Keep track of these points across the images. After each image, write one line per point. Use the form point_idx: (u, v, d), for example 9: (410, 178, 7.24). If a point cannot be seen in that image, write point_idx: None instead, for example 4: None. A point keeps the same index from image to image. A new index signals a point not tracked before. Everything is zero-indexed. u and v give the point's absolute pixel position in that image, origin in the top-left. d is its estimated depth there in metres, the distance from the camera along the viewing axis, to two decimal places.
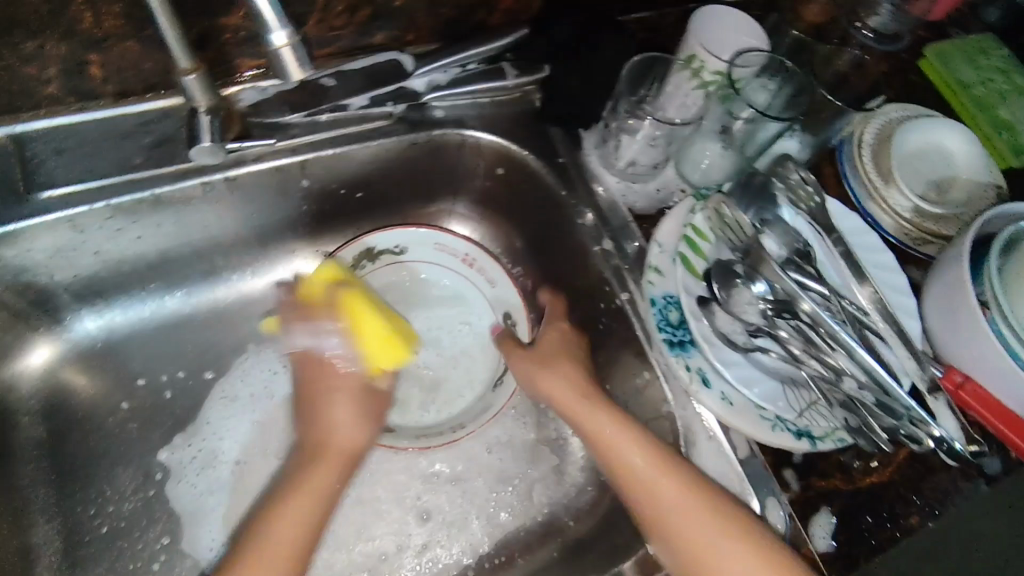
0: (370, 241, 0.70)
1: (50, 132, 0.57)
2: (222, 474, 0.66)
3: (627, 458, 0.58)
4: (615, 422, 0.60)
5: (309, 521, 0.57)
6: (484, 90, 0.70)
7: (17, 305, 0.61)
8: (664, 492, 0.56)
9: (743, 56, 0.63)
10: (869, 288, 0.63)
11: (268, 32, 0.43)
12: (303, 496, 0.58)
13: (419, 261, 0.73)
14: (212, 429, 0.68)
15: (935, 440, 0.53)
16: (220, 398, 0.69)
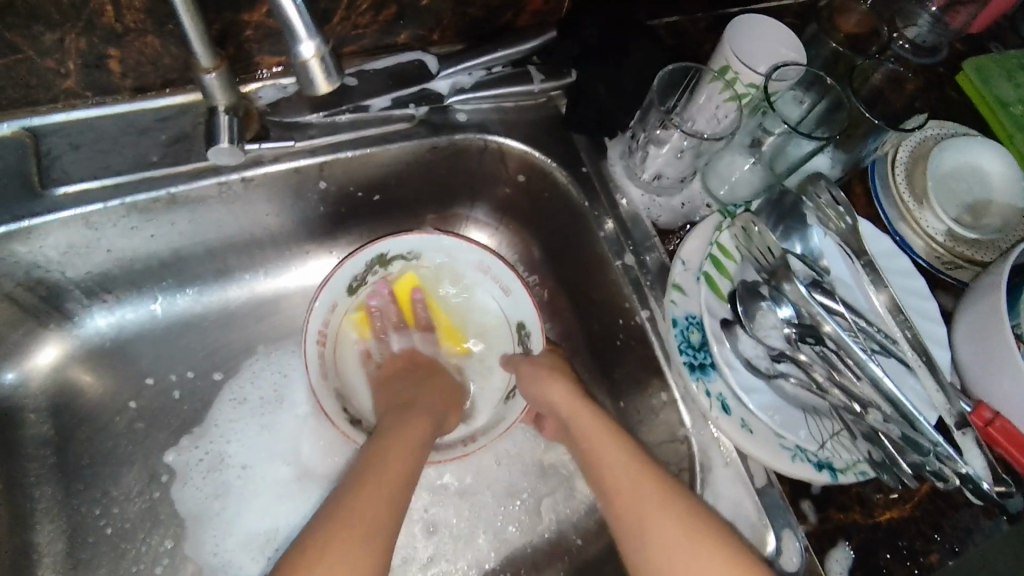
0: (383, 247, 0.66)
1: (67, 126, 0.57)
2: (228, 477, 0.67)
3: (619, 483, 0.56)
4: (616, 445, 0.58)
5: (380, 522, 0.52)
6: (508, 95, 0.68)
7: (29, 300, 0.60)
8: (650, 521, 0.53)
9: (782, 70, 0.60)
10: (887, 295, 0.60)
11: (296, 43, 0.41)
12: (376, 489, 0.54)
13: (434, 266, 0.70)
14: (220, 432, 0.68)
15: (962, 478, 0.50)
16: (228, 400, 0.69)
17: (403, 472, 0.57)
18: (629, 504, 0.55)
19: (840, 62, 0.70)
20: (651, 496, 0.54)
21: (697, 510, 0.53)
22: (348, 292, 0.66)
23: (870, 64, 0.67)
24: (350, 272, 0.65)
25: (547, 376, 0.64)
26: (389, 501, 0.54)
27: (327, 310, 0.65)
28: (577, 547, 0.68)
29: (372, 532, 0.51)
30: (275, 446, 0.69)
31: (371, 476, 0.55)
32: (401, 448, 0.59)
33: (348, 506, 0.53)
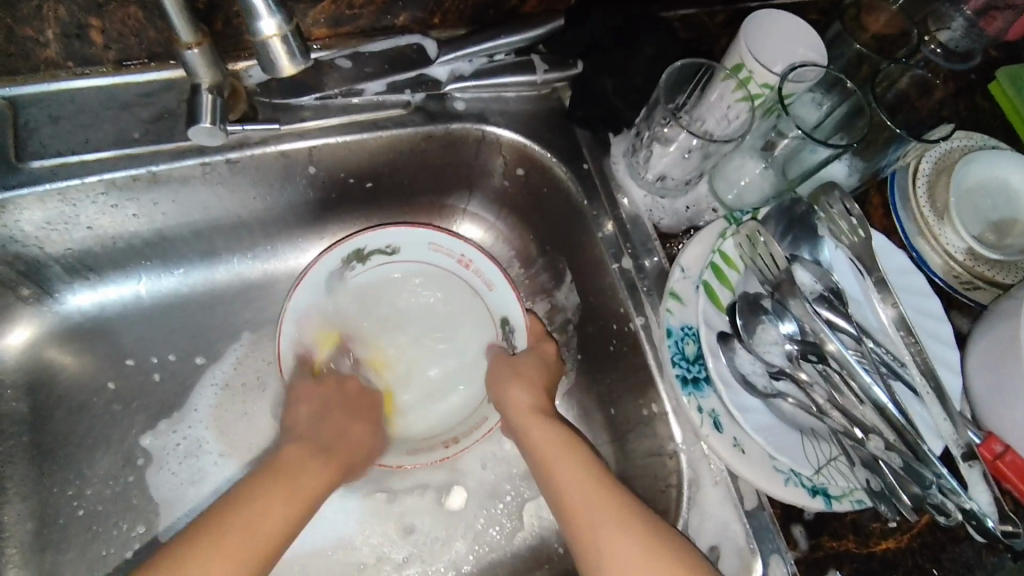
0: (360, 242, 0.63)
1: (49, 98, 0.55)
2: (204, 464, 0.66)
3: (579, 502, 0.54)
4: (577, 463, 0.56)
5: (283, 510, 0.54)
6: (509, 85, 0.65)
7: (6, 274, 0.59)
8: (607, 543, 0.51)
9: (799, 71, 0.56)
10: (894, 309, 0.57)
11: (256, 21, 0.43)
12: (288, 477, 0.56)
13: (414, 262, 0.67)
14: (200, 417, 0.67)
15: (964, 513, 0.47)
16: (211, 384, 0.68)
17: (304, 487, 0.56)
18: (584, 525, 0.53)
19: (864, 64, 0.65)
20: (607, 510, 0.52)
21: (655, 534, 0.50)
22: (327, 286, 0.64)
23: (899, 67, 0.62)
24: (327, 266, 0.63)
25: (525, 379, 0.63)
26: (279, 511, 0.53)
27: (303, 303, 0.62)
28: (559, 556, 0.66)
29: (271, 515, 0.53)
30: (254, 436, 0.67)
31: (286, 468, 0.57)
32: (307, 465, 0.58)
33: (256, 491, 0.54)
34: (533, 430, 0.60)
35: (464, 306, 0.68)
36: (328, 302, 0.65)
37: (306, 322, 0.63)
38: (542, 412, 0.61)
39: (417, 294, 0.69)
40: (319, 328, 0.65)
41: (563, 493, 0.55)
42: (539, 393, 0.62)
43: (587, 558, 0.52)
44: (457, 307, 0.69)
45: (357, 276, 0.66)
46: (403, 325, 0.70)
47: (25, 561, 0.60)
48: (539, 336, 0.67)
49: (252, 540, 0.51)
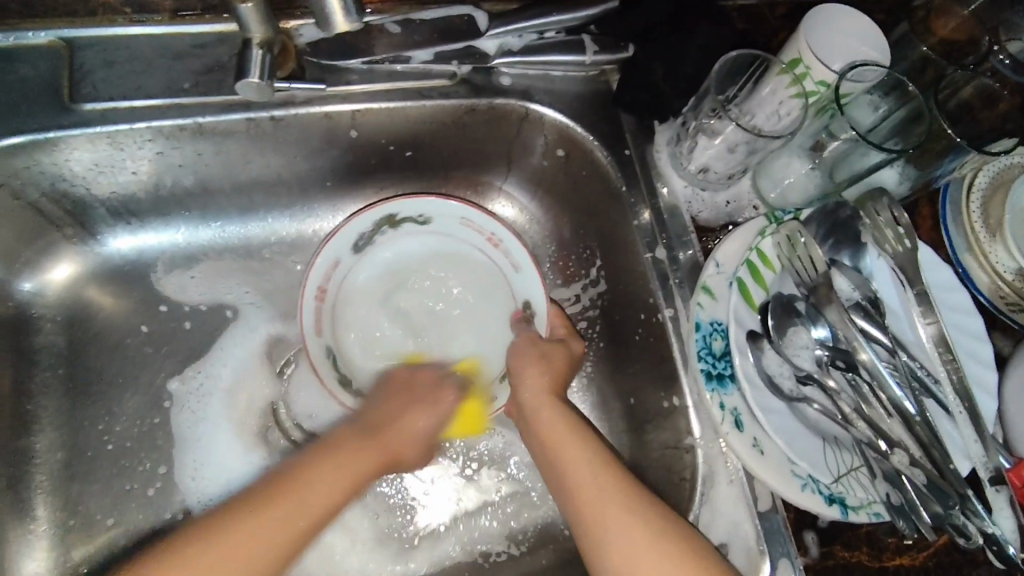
0: (394, 207, 0.64)
1: (104, 42, 0.56)
2: (221, 401, 0.67)
3: (587, 489, 0.53)
4: (581, 449, 0.55)
5: (340, 488, 0.54)
6: (557, 63, 0.64)
7: (54, 212, 0.61)
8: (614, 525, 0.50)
9: (858, 70, 0.54)
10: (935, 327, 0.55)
11: None
12: (352, 457, 0.56)
13: (442, 234, 0.67)
14: (223, 355, 0.69)
15: (985, 537, 0.46)
16: (240, 326, 0.70)
17: (309, 515, 0.52)
18: (590, 515, 0.52)
19: (929, 69, 0.63)
20: (612, 498, 0.52)
21: (660, 522, 0.50)
22: (354, 253, 0.64)
23: (964, 74, 0.60)
24: (357, 230, 0.63)
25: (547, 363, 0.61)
26: (298, 524, 0.51)
27: (331, 266, 0.63)
28: (565, 537, 0.66)
29: (331, 492, 0.53)
30: (273, 381, 0.68)
31: (359, 444, 0.57)
32: (370, 449, 0.57)
33: (323, 462, 0.55)
34: (540, 415, 0.59)
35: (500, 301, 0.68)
36: (359, 271, 0.66)
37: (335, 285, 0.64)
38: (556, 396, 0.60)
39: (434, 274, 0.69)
40: (344, 288, 0.65)
41: (569, 477, 0.54)
42: (554, 377, 0.61)
43: (594, 549, 0.51)
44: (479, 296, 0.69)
45: (383, 253, 0.67)
46: (425, 319, 0.69)
47: (51, 489, 0.62)
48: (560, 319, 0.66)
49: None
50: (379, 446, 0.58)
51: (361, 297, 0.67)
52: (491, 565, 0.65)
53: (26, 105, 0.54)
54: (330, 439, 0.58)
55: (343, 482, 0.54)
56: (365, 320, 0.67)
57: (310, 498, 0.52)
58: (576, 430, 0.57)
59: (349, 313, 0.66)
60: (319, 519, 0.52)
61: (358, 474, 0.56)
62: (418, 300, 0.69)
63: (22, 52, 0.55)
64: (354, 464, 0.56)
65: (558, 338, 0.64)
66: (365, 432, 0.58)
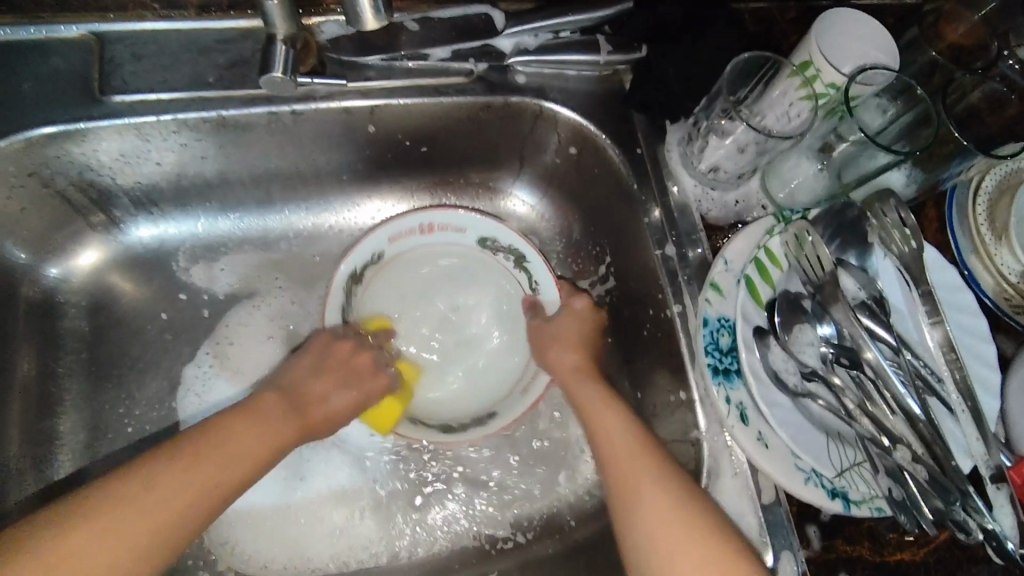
0: (460, 216, 0.66)
1: (133, 37, 0.58)
2: (226, 381, 0.69)
3: (621, 452, 0.55)
4: (617, 420, 0.58)
5: (252, 451, 0.54)
6: (572, 63, 0.65)
7: (80, 200, 0.63)
8: (644, 485, 0.53)
9: (869, 74, 0.55)
10: (943, 333, 0.55)
11: None
12: (261, 420, 0.56)
13: (500, 268, 0.69)
14: (228, 334, 0.70)
15: (985, 533, 0.47)
16: (247, 304, 0.71)
17: (223, 481, 0.51)
18: (626, 479, 0.54)
19: (937, 74, 0.64)
20: (644, 463, 0.54)
21: (687, 487, 0.52)
22: (381, 253, 0.66)
23: (972, 78, 0.61)
24: (428, 219, 0.66)
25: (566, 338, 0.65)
26: (204, 484, 0.50)
27: (366, 259, 0.65)
28: (570, 528, 0.67)
29: (240, 454, 0.53)
30: (276, 360, 0.70)
31: (267, 409, 0.57)
32: (283, 417, 0.58)
33: (230, 423, 0.54)
34: (570, 385, 0.62)
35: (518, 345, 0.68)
36: (386, 268, 0.67)
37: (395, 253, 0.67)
38: (580, 371, 0.63)
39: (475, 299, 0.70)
40: (399, 259, 0.68)
41: (601, 442, 0.57)
42: (581, 351, 0.64)
43: (623, 513, 0.53)
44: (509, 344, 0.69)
45: (417, 251, 0.68)
46: (439, 334, 0.69)
47: (74, 469, 0.64)
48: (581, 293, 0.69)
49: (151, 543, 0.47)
50: (293, 413, 0.59)
51: (386, 289, 0.68)
52: (497, 552, 0.67)
53: (56, 96, 0.56)
54: (246, 402, 0.58)
55: (256, 449, 0.54)
56: (396, 298, 0.69)
57: (222, 461, 0.52)
58: (608, 402, 0.60)
59: (388, 280, 0.68)
60: (237, 481, 0.52)
61: (271, 441, 0.56)
62: (436, 314, 0.70)
63: (55, 44, 0.58)
64: (274, 432, 0.56)
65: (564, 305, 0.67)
66: (278, 398, 0.59)
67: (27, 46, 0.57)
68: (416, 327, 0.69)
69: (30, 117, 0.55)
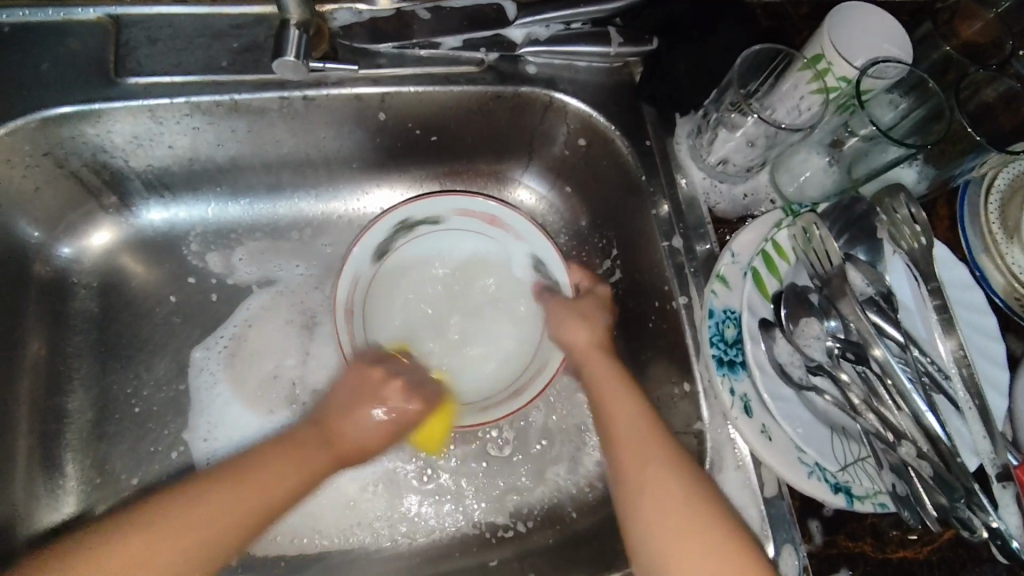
0: (509, 211, 0.66)
1: (148, 21, 0.59)
2: (238, 362, 0.70)
3: (627, 431, 0.55)
4: (626, 399, 0.58)
5: (275, 497, 0.53)
6: (582, 54, 0.65)
7: (93, 181, 0.64)
8: (652, 468, 0.53)
9: (880, 66, 0.55)
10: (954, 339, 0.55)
11: None
12: (289, 458, 0.55)
13: (527, 287, 0.68)
14: (246, 317, 0.71)
15: (991, 531, 0.48)
16: (263, 287, 0.72)
17: (268, 504, 0.53)
18: (632, 459, 0.54)
19: (951, 70, 0.64)
20: (650, 445, 0.54)
21: (696, 475, 0.53)
22: (433, 220, 0.66)
23: (986, 74, 0.60)
24: (488, 205, 0.66)
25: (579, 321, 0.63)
26: (215, 530, 0.50)
27: (423, 216, 0.65)
28: (571, 519, 0.67)
29: (258, 497, 0.52)
30: (284, 344, 0.71)
31: (298, 447, 0.56)
32: (313, 455, 0.57)
33: (253, 466, 0.54)
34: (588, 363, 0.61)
35: (502, 374, 0.66)
36: (434, 231, 0.67)
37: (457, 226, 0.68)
38: (600, 349, 0.62)
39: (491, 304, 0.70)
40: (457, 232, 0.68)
41: (612, 422, 0.57)
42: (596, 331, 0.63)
43: (626, 496, 0.53)
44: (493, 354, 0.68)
45: (467, 230, 0.68)
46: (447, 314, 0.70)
47: (81, 448, 0.65)
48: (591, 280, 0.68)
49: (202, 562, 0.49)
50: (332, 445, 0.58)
51: (423, 250, 0.68)
52: (497, 540, 0.67)
53: (72, 77, 0.57)
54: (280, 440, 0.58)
55: (277, 494, 0.53)
56: (432, 268, 0.70)
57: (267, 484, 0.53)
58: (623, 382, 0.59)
59: (438, 247, 0.69)
60: (254, 526, 0.52)
61: (296, 485, 0.55)
62: (451, 294, 0.70)
63: (72, 26, 0.59)
64: (308, 463, 0.56)
65: (584, 291, 0.66)
66: (313, 437, 0.58)
67: (45, 28, 0.58)
68: (421, 296, 0.69)
69: (46, 97, 0.56)
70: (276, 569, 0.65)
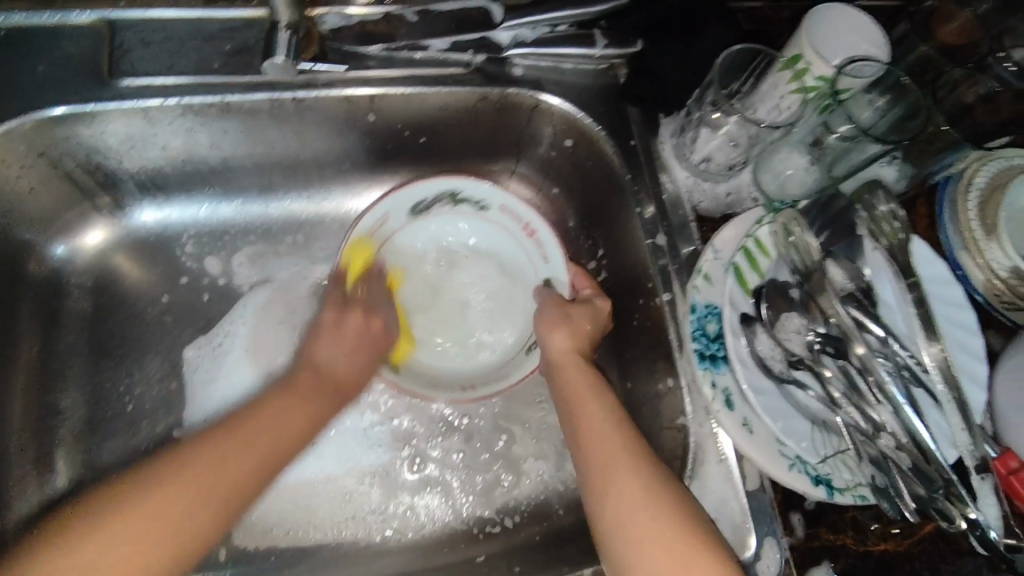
0: (508, 200, 0.66)
1: (143, 25, 0.61)
2: (232, 358, 0.70)
3: (596, 435, 0.57)
4: (598, 404, 0.59)
5: (287, 433, 0.59)
6: (569, 56, 0.66)
7: (88, 183, 0.65)
8: (619, 462, 0.54)
9: (857, 65, 0.56)
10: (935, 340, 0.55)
11: None
12: (285, 403, 0.61)
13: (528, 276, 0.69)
14: (241, 314, 0.72)
15: (969, 522, 0.47)
16: (259, 285, 0.73)
17: (265, 454, 0.57)
18: (599, 463, 0.55)
19: (929, 70, 0.65)
20: (617, 449, 0.55)
21: (661, 473, 0.53)
22: (477, 205, 0.68)
23: (962, 72, 0.62)
24: (490, 195, 0.67)
25: (562, 320, 0.64)
26: (239, 472, 0.55)
27: (432, 198, 0.67)
28: (558, 515, 0.68)
29: (271, 437, 0.58)
30: (277, 341, 0.71)
31: (293, 390, 0.62)
32: (311, 399, 0.62)
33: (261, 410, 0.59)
34: (565, 365, 0.62)
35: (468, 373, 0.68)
36: (477, 216, 0.69)
37: (467, 209, 0.69)
38: (579, 354, 0.63)
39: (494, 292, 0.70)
40: (465, 215, 0.69)
41: (581, 421, 0.59)
42: (575, 334, 0.63)
43: (593, 494, 0.54)
44: (490, 342, 0.69)
45: (504, 229, 0.69)
46: (456, 291, 0.71)
47: (72, 445, 0.66)
48: (584, 284, 0.67)
49: (241, 480, 0.55)
50: (324, 388, 0.64)
51: (459, 227, 0.70)
52: (485, 535, 0.68)
53: (66, 79, 0.58)
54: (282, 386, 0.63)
55: (294, 423, 0.60)
56: (440, 249, 0.71)
57: (277, 431, 0.59)
58: (597, 388, 0.60)
59: (447, 229, 0.70)
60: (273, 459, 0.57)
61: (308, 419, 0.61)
62: (464, 275, 0.71)
63: (67, 30, 0.60)
64: (312, 404, 0.62)
65: (582, 299, 0.66)
66: (310, 381, 0.64)
67: (41, 32, 0.60)
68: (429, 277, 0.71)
69: (40, 98, 0.57)
70: (267, 563, 0.66)
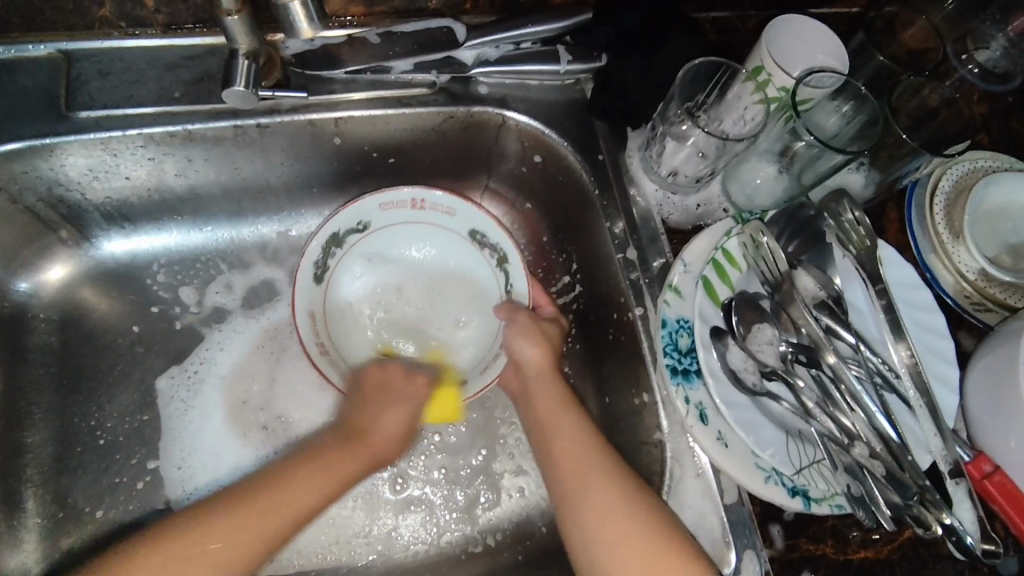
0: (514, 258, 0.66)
1: (99, 55, 0.60)
2: (206, 386, 0.70)
3: (568, 442, 0.57)
4: (569, 410, 0.60)
5: (304, 507, 0.55)
6: (535, 73, 0.66)
7: (51, 216, 0.64)
8: (590, 473, 0.54)
9: (817, 76, 0.56)
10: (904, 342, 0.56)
11: None
12: (314, 472, 0.57)
13: (478, 326, 0.69)
14: (216, 341, 0.71)
15: (945, 527, 0.48)
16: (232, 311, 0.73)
17: (275, 533, 0.53)
18: (573, 469, 0.55)
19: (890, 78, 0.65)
20: (591, 452, 0.56)
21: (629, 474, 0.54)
22: (470, 230, 0.67)
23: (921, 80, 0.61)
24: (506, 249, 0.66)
25: (530, 333, 0.63)
26: (243, 551, 0.52)
27: (474, 225, 0.66)
28: (541, 534, 0.67)
29: (283, 513, 0.54)
30: (251, 367, 0.71)
31: (321, 454, 0.59)
32: (334, 470, 0.58)
33: (278, 479, 0.56)
34: (539, 379, 0.62)
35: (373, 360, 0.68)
36: (483, 259, 0.68)
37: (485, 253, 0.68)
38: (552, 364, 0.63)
39: (444, 315, 0.70)
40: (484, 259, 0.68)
41: (552, 429, 0.59)
42: (552, 349, 0.63)
43: (567, 503, 0.55)
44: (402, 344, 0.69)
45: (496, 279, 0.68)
46: (426, 294, 0.71)
47: (41, 482, 0.64)
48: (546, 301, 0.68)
49: (250, 549, 0.52)
50: (359, 454, 0.60)
51: (466, 257, 0.69)
52: (468, 556, 0.67)
53: (23, 114, 0.57)
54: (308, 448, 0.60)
55: (316, 492, 0.56)
56: (442, 261, 0.70)
57: (291, 503, 0.55)
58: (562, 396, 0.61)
59: (462, 255, 0.69)
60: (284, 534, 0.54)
61: (330, 490, 0.57)
62: (436, 287, 0.70)
63: (23, 63, 0.59)
64: (339, 470, 0.58)
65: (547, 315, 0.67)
66: (339, 444, 0.60)
67: None
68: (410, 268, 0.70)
69: None
70: None
